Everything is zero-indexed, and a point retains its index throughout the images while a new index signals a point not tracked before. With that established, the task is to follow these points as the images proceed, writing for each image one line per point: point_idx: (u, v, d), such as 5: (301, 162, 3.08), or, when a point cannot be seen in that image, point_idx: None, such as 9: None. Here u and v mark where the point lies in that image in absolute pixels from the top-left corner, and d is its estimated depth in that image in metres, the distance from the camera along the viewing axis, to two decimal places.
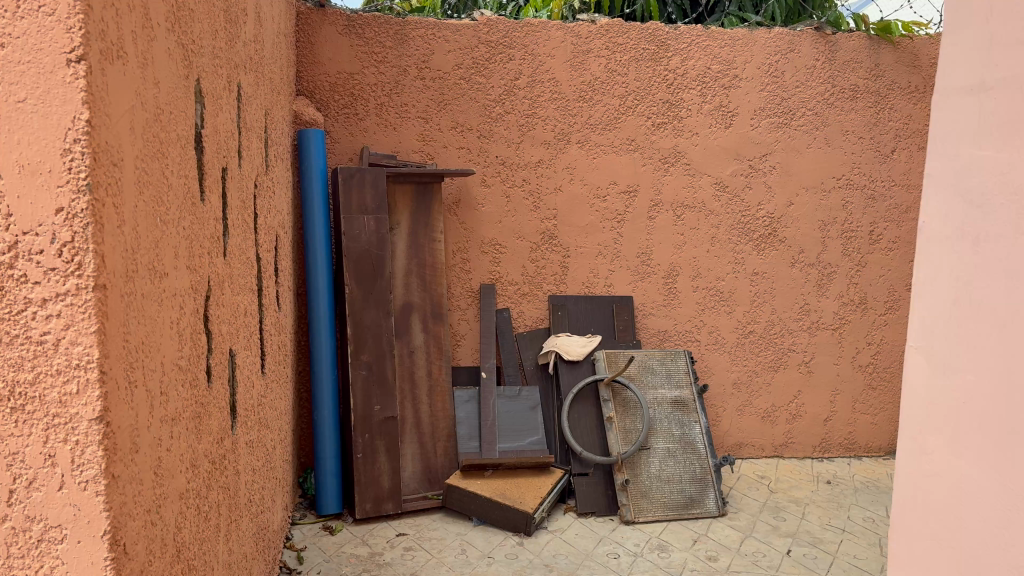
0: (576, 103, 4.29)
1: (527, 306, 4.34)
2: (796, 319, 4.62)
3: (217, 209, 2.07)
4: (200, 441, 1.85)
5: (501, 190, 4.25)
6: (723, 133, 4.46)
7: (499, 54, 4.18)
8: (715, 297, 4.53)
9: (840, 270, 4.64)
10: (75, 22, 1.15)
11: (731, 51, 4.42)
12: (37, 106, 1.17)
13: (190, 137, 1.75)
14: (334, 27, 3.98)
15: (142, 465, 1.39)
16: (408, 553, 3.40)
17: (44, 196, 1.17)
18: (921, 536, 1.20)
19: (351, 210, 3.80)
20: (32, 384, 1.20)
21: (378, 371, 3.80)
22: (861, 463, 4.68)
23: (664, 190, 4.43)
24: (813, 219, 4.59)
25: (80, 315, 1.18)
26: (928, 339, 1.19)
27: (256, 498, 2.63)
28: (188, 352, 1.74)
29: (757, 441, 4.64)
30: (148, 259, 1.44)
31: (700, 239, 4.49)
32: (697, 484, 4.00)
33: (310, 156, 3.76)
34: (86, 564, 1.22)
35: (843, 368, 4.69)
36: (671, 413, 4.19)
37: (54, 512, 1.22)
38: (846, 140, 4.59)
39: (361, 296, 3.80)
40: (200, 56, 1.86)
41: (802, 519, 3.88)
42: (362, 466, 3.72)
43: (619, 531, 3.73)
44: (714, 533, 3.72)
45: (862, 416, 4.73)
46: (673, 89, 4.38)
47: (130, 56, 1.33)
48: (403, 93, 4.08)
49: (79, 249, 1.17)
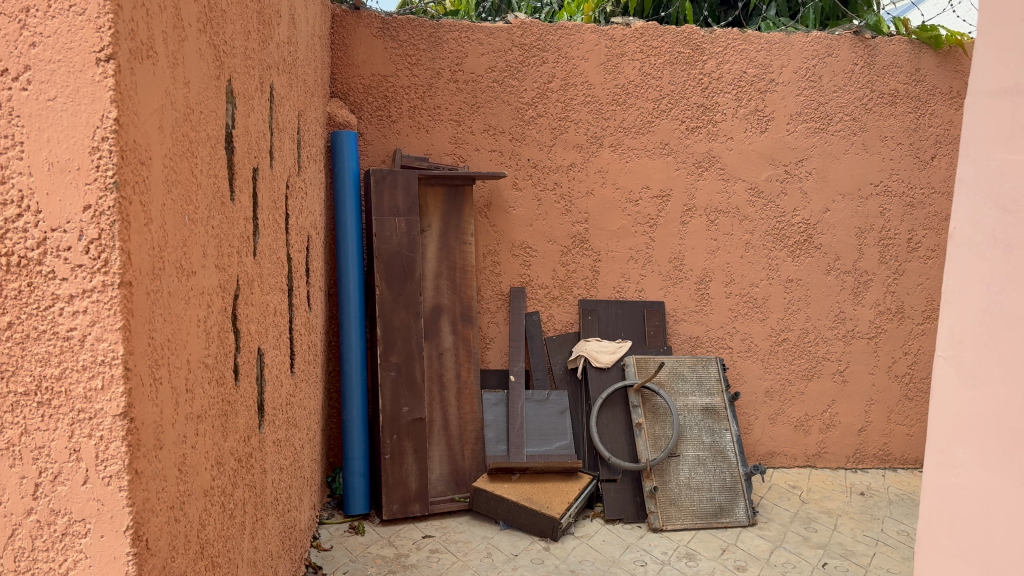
0: (609, 107, 4.26)
1: (558, 310, 4.33)
2: (831, 327, 4.55)
3: (247, 208, 2.09)
4: (226, 438, 1.86)
5: (533, 193, 4.24)
6: (758, 138, 4.41)
7: (533, 57, 4.17)
8: (748, 303, 4.47)
9: (876, 278, 4.56)
10: (105, 21, 1.15)
11: (768, 54, 4.37)
12: (67, 104, 1.16)
13: (220, 138, 1.77)
14: (368, 30, 4.00)
15: (166, 462, 1.40)
16: (434, 555, 3.40)
17: (73, 192, 1.17)
18: (948, 554, 1.17)
19: (383, 211, 3.81)
20: (58, 379, 1.20)
21: (407, 372, 3.81)
22: (896, 475, 4.59)
23: (698, 195, 4.39)
24: (848, 226, 4.52)
25: (106, 311, 1.18)
26: (955, 349, 1.16)
27: (283, 496, 2.65)
28: (216, 351, 1.76)
29: (789, 450, 4.57)
30: (174, 258, 1.44)
31: (733, 245, 4.44)
32: (727, 493, 3.95)
33: (342, 159, 3.79)
34: (109, 559, 1.22)
35: (878, 378, 4.61)
36: (701, 420, 4.14)
37: (77, 506, 1.21)
38: (885, 146, 4.51)
39: (391, 297, 3.81)
40: (231, 57, 1.88)
41: (834, 530, 3.82)
42: (389, 466, 3.73)
43: (647, 538, 3.70)
44: (744, 542, 3.68)
45: (897, 427, 4.64)
46: (708, 93, 4.34)
47: (161, 56, 1.35)
48: (437, 95, 4.10)
49: (106, 246, 1.17)
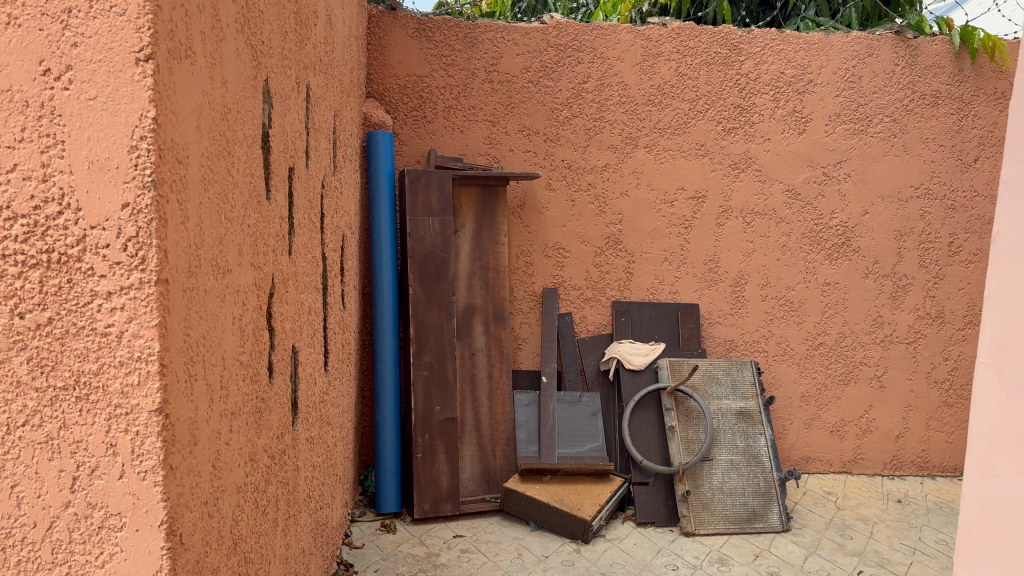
0: (644, 107, 4.24)
1: (590, 312, 4.31)
2: (869, 331, 4.48)
3: (283, 207, 2.11)
4: (260, 435, 1.88)
5: (567, 193, 4.23)
6: (796, 139, 4.36)
7: (568, 58, 4.16)
8: (784, 306, 4.42)
9: (916, 282, 4.49)
10: (145, 22, 1.16)
11: (806, 55, 4.32)
12: (107, 104, 1.17)
13: (256, 138, 1.79)
14: (404, 30, 4.02)
15: (200, 458, 1.41)
16: (464, 555, 3.40)
17: (111, 190, 1.18)
18: (989, 565, 1.14)
19: (416, 211, 3.82)
20: (96, 375, 1.21)
21: (439, 372, 3.82)
22: (934, 482, 4.51)
23: (734, 197, 4.35)
24: (887, 229, 4.45)
25: (143, 308, 1.20)
26: (998, 356, 1.13)
27: (316, 493, 2.67)
28: (251, 348, 1.78)
29: (824, 456, 4.51)
30: (210, 256, 1.46)
31: (770, 247, 4.39)
32: (760, 498, 3.91)
33: (378, 159, 3.81)
34: (144, 553, 1.23)
35: (917, 384, 4.53)
36: (734, 424, 4.10)
37: (113, 499, 1.22)
38: (926, 148, 4.43)
39: (424, 297, 3.82)
40: (268, 57, 1.89)
41: (870, 538, 3.76)
42: (421, 465, 3.75)
43: (679, 542, 3.67)
44: (777, 548, 3.63)
45: (936, 433, 4.56)
46: (746, 94, 4.30)
47: (199, 56, 1.36)
48: (471, 96, 4.10)
49: (143, 244, 1.19)
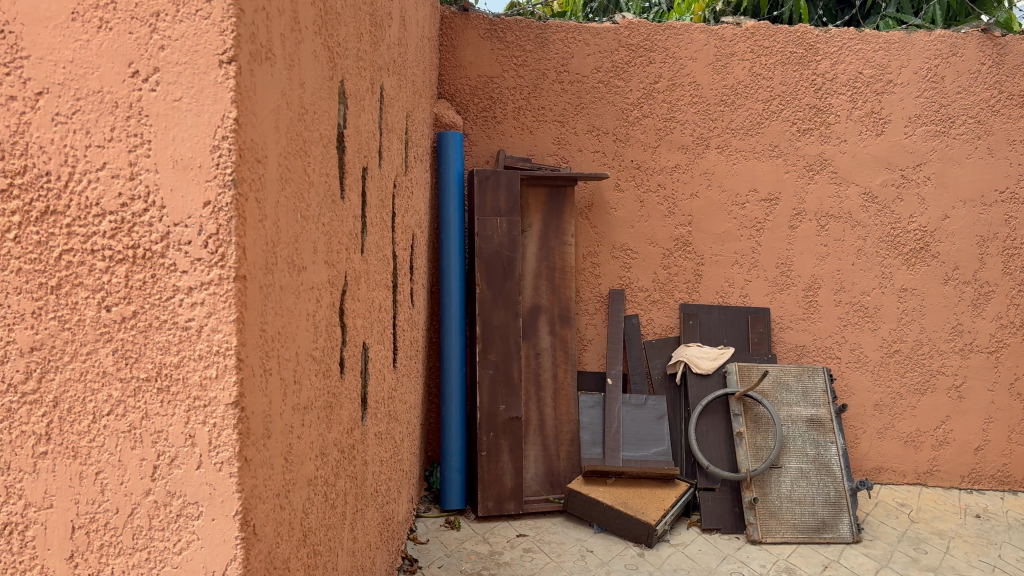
0: (717, 107, 4.19)
1: (657, 314, 4.26)
2: (947, 339, 4.33)
3: (356, 206, 2.14)
4: (330, 430, 1.91)
5: (636, 194, 4.20)
6: (874, 140, 4.26)
7: (640, 57, 4.15)
8: (859, 312, 4.31)
9: (999, 289, 4.33)
10: (228, 25, 1.19)
11: (886, 55, 4.24)
12: (191, 104, 1.20)
13: (331, 138, 1.82)
14: (476, 31, 4.06)
15: (273, 451, 1.44)
16: (527, 554, 3.41)
17: (194, 188, 1.21)
18: None
19: (484, 212, 3.85)
20: (176, 367, 1.24)
21: (505, 371, 3.83)
22: (1016, 498, 4.33)
23: (808, 200, 4.26)
24: (969, 234, 4.31)
25: (222, 304, 1.22)
26: None
27: (382, 488, 2.70)
28: (323, 344, 1.81)
29: (898, 466, 4.36)
30: (285, 253, 1.49)
31: (845, 251, 4.29)
32: (831, 508, 3.82)
33: (448, 159, 3.86)
34: (219, 542, 1.25)
35: (998, 395, 4.36)
36: (805, 432, 4.01)
37: (191, 489, 1.25)
38: (1012, 150, 4.30)
39: (491, 296, 3.84)
40: (344, 58, 1.92)
41: (946, 553, 3.63)
42: (485, 464, 3.76)
43: (745, 550, 3.61)
44: (847, 560, 3.54)
45: (1018, 447, 4.39)
46: (821, 94, 4.22)
47: (278, 58, 1.39)
48: (541, 96, 4.11)
49: (223, 241, 1.22)
